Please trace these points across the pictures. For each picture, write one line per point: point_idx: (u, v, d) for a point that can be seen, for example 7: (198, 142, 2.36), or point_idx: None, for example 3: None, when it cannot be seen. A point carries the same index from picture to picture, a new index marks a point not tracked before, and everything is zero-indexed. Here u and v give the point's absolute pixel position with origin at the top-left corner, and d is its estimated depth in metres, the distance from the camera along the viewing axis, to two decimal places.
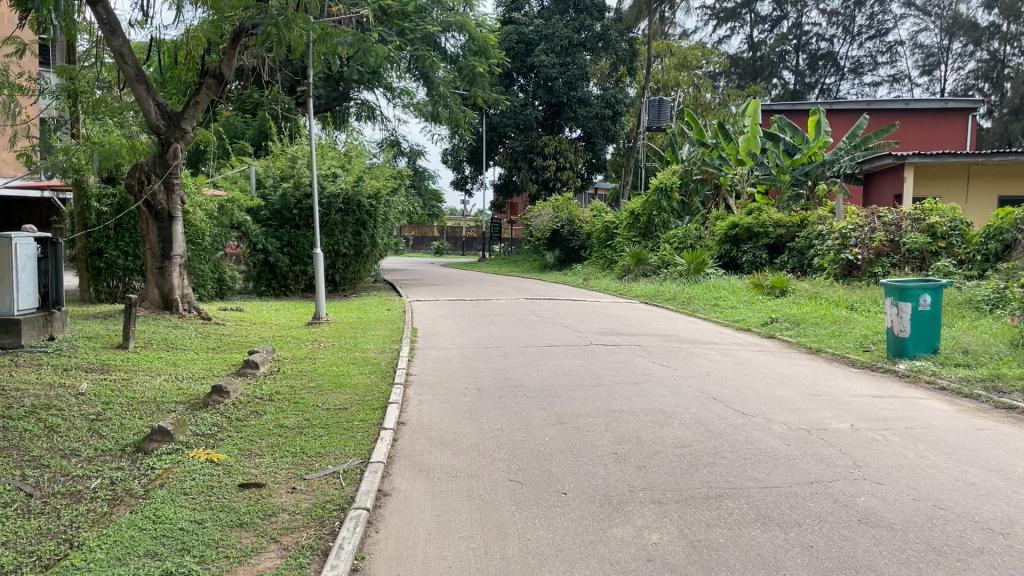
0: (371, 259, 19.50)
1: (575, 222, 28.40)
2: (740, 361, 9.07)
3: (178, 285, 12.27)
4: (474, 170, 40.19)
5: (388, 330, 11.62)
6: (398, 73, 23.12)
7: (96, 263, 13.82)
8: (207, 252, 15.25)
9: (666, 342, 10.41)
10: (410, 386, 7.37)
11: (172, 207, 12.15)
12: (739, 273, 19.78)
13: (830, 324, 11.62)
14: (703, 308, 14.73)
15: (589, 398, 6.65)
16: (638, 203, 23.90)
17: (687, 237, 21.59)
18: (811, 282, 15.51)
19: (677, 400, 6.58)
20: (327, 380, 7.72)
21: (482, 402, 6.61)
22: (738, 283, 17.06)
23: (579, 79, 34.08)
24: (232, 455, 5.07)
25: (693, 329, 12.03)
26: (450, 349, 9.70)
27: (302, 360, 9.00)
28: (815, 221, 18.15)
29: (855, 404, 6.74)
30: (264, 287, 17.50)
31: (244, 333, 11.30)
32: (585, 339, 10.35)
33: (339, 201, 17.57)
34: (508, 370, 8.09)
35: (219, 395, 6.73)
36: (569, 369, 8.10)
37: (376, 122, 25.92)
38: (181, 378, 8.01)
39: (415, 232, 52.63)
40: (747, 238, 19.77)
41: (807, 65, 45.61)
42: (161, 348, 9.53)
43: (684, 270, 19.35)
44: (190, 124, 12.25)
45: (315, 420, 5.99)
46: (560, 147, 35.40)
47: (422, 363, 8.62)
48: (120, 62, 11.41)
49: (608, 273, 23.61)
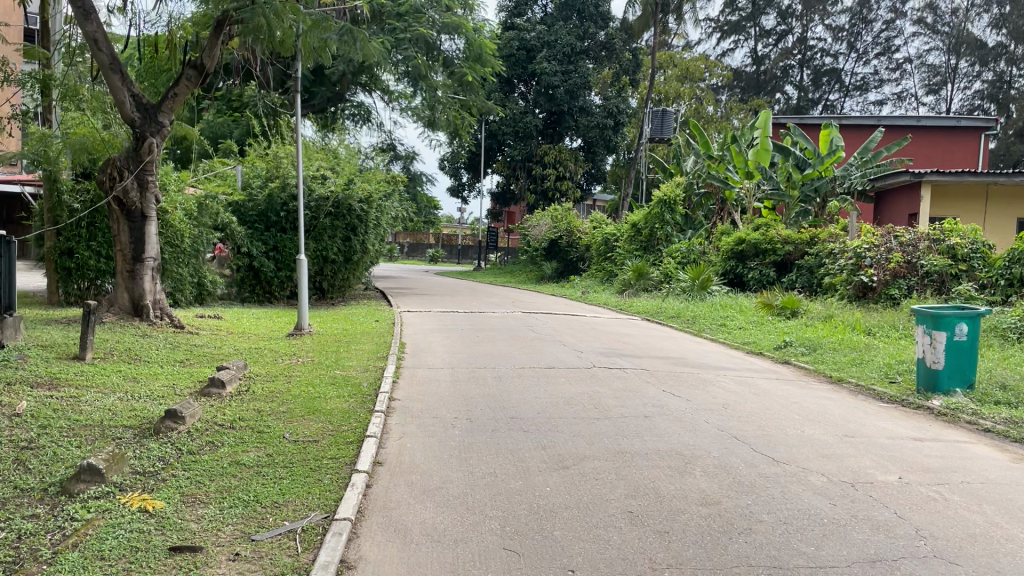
0: (361, 266, 18.66)
1: (573, 233, 27.72)
2: (757, 391, 8.26)
3: (150, 290, 11.42)
4: (471, 178, 39.47)
5: (375, 344, 10.80)
6: (395, 74, 22.39)
7: (65, 263, 12.95)
8: (187, 254, 14.47)
9: (675, 366, 9.59)
10: (393, 414, 6.53)
11: (146, 206, 11.32)
12: (745, 291, 18.99)
13: (849, 350, 10.81)
14: (709, 328, 13.95)
15: (595, 435, 5.83)
16: (640, 215, 23.20)
17: (690, 252, 20.83)
18: (824, 303, 14.73)
19: (696, 441, 5.76)
20: (299, 403, 6.89)
21: (474, 437, 5.79)
22: (745, 301, 16.29)
23: (581, 88, 33.45)
24: (172, 503, 4.23)
25: (701, 352, 11.23)
26: (440, 369, 8.86)
27: (276, 378, 8.17)
28: (826, 238, 17.43)
29: (898, 449, 5.94)
30: (248, 293, 16.66)
31: (219, 344, 10.45)
32: (588, 362, 9.53)
33: (328, 205, 16.82)
34: (503, 397, 7.27)
35: (173, 421, 5.89)
36: (570, 397, 7.28)
37: (372, 125, 25.14)
38: (137, 397, 7.14)
39: (410, 238, 51.99)
40: (754, 255, 19.03)
41: (811, 81, 45.02)
42: (123, 360, 8.65)
43: (688, 286, 18.57)
44: (168, 119, 11.44)
45: (278, 455, 5.16)
46: (560, 156, 34.66)
47: (408, 386, 7.79)
48: (94, 49, 10.69)
49: (607, 287, 22.83)
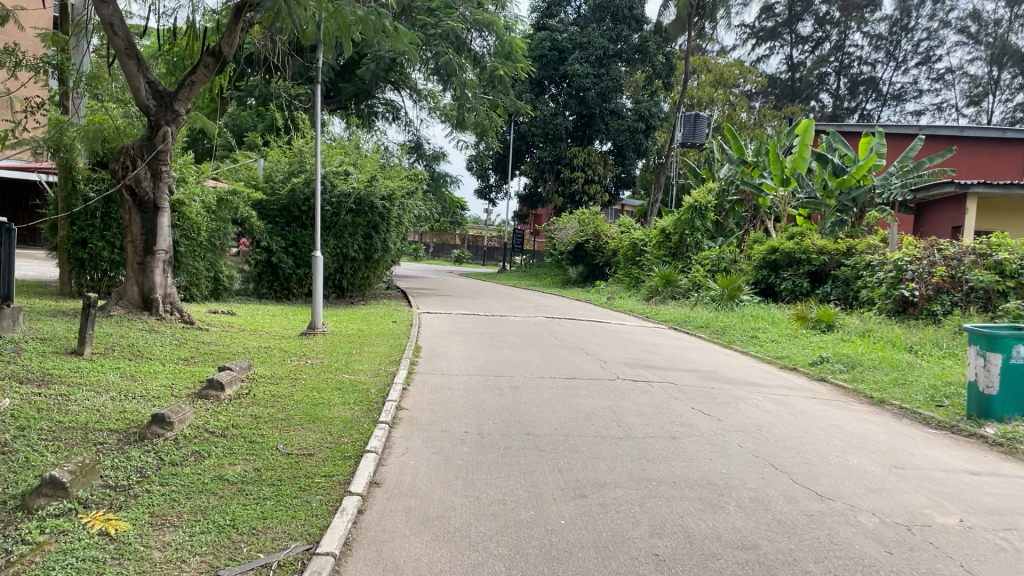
0: (382, 265, 18.29)
1: (600, 238, 27.11)
2: (793, 411, 7.67)
3: (161, 284, 11.05)
4: (499, 179, 38.99)
5: (389, 346, 10.34)
6: (423, 71, 21.98)
7: (78, 254, 12.63)
8: (202, 248, 14.19)
9: (704, 380, 9.02)
10: (399, 426, 6.04)
11: (159, 197, 10.94)
12: (777, 301, 18.33)
13: (890, 369, 10.16)
14: (740, 340, 13.34)
15: (617, 457, 5.31)
16: (670, 221, 22.61)
17: (721, 259, 20.16)
18: (862, 318, 14.03)
19: (729, 468, 5.21)
20: (300, 410, 6.43)
21: (484, 455, 5.29)
22: (778, 313, 15.63)
23: (612, 90, 32.83)
24: (139, 525, 3.77)
25: (733, 365, 10.65)
26: (454, 375, 8.39)
27: (280, 380, 7.72)
28: (864, 249, 16.73)
29: (953, 484, 5.35)
30: (265, 289, 16.29)
31: (228, 342, 10.02)
32: (611, 373, 8.99)
33: (350, 202, 16.40)
34: (519, 409, 6.76)
35: (160, 427, 5.45)
36: (591, 412, 6.75)
37: (400, 123, 24.76)
38: (130, 398, 6.71)
39: (435, 239, 51.65)
40: (788, 265, 18.37)
41: (848, 89, 44.02)
42: (123, 357, 8.25)
43: (718, 295, 17.92)
44: (184, 108, 11.02)
45: (266, 471, 4.69)
46: (590, 159, 33.96)
47: (418, 394, 7.30)
48: (110, 33, 10.33)
49: (633, 294, 22.22)
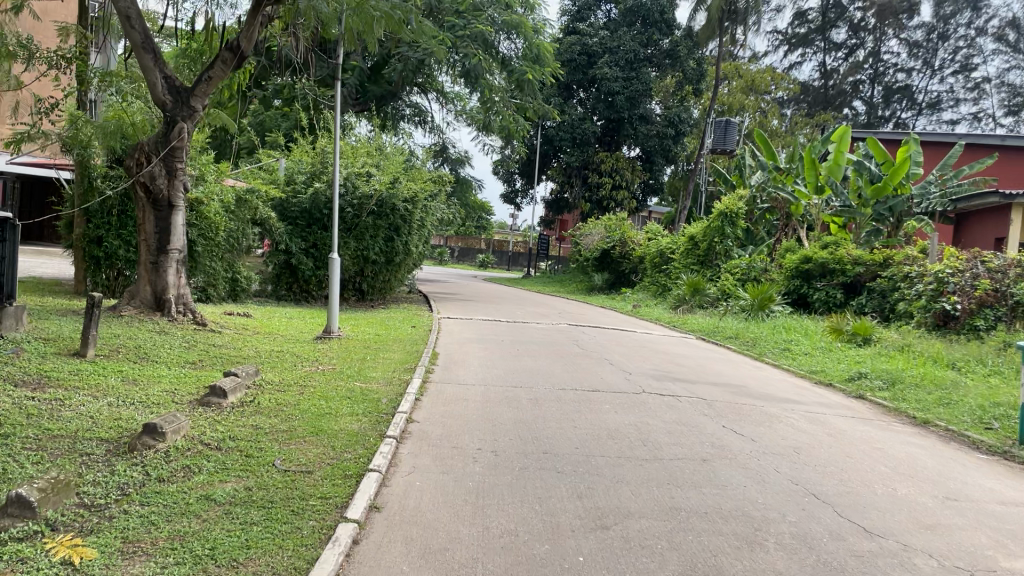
0: (404, 268, 17.97)
1: (626, 245, 26.60)
2: (832, 432, 7.16)
3: (174, 284, 10.77)
4: (525, 184, 38.60)
5: (405, 353, 9.95)
6: (450, 73, 21.62)
7: (94, 252, 12.42)
8: (220, 249, 13.95)
9: (735, 396, 8.51)
10: (407, 441, 5.63)
11: (174, 195, 10.66)
12: (810, 312, 17.73)
13: (933, 388, 9.57)
14: (771, 353, 12.80)
15: (641, 482, 4.86)
16: (699, 228, 22.05)
17: (751, 268, 19.58)
18: (900, 332, 13.40)
19: (766, 498, 4.73)
20: (304, 421, 6.05)
21: (498, 476, 4.87)
22: (812, 324, 15.05)
23: (642, 95, 32.31)
24: (108, 552, 3.39)
25: (765, 380, 10.13)
26: (471, 386, 7.97)
27: (288, 387, 7.36)
28: (902, 260, 16.11)
29: (1015, 521, 4.83)
30: (284, 291, 16.02)
31: (241, 345, 9.70)
32: (636, 386, 8.52)
33: (371, 203, 16.07)
34: (538, 424, 6.33)
35: (152, 438, 5.09)
36: (614, 429, 6.31)
37: (426, 126, 24.45)
38: (127, 404, 6.36)
39: (460, 243, 51.41)
40: (821, 275, 17.79)
41: (882, 96, 43.05)
42: (128, 360, 7.93)
43: (748, 305, 17.36)
44: (201, 103, 10.71)
45: (258, 491, 4.30)
46: (618, 165, 33.79)
47: (431, 405, 6.88)
48: (126, 26, 10.09)
49: (660, 302, 21.70)
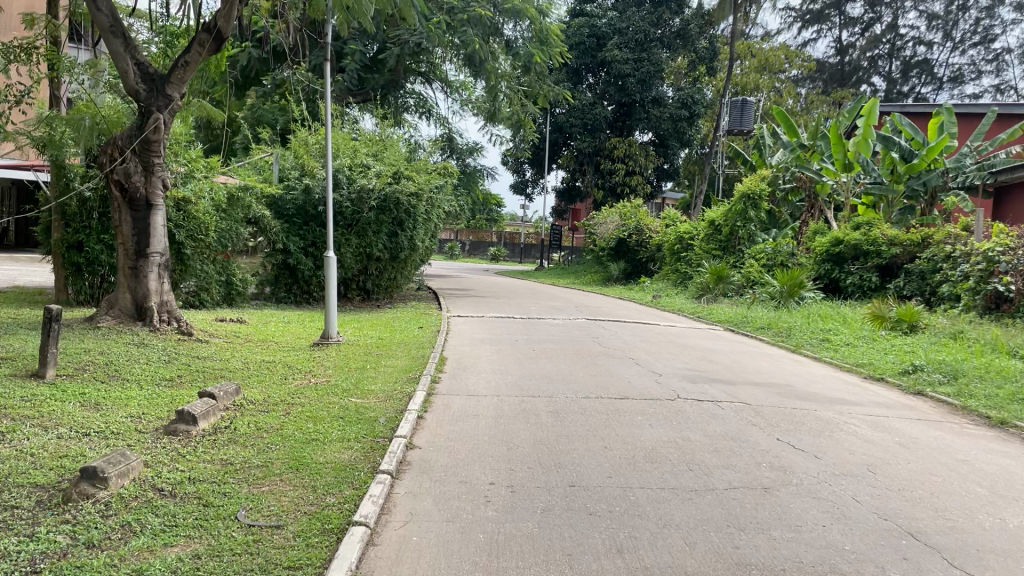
0: (410, 263, 17.13)
1: (643, 232, 25.56)
2: (903, 441, 6.15)
3: (157, 290, 9.86)
4: (536, 174, 37.52)
5: (410, 359, 9.01)
6: (451, 59, 20.56)
7: (74, 258, 11.57)
8: (212, 250, 13.08)
9: (782, 399, 7.51)
10: (405, 475, 4.66)
11: (152, 192, 9.73)
12: (842, 298, 16.66)
13: (1002, 381, 8.51)
14: (809, 344, 11.76)
15: (694, 528, 3.91)
16: (720, 212, 20.95)
17: (777, 253, 18.52)
18: (950, 317, 12.31)
19: (855, 546, 3.77)
20: (283, 453, 5.10)
21: (517, 523, 3.91)
22: (850, 311, 13.97)
23: (654, 77, 31.22)
24: None
25: (809, 377, 9.12)
26: (482, 398, 7.01)
27: (274, 407, 6.43)
28: (943, 239, 14.99)
29: None
30: (283, 293, 15.12)
31: (228, 357, 8.79)
32: (670, 391, 7.54)
33: (373, 199, 15.07)
34: (561, 446, 5.37)
35: (91, 485, 4.17)
36: (651, 450, 5.34)
37: (431, 117, 23.39)
38: (81, 436, 5.42)
39: (472, 236, 50.41)
40: (853, 257, 16.71)
41: (900, 72, 41.60)
42: (94, 380, 7.00)
43: (776, 292, 16.27)
44: (178, 91, 9.77)
45: (210, 563, 3.35)
46: (630, 150, 32.39)
47: (435, 426, 5.92)
48: (92, 8, 9.17)
49: (681, 291, 20.65)
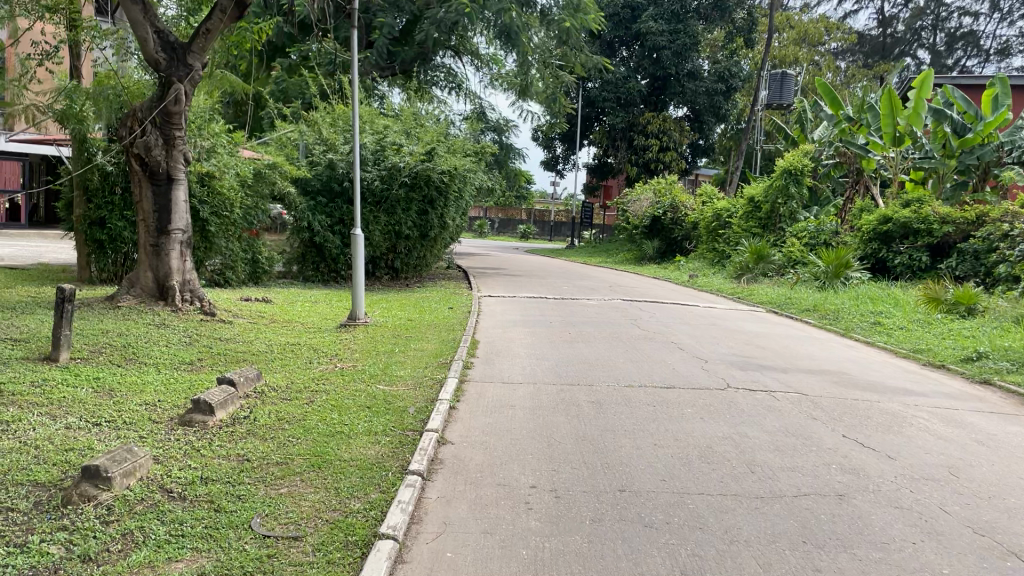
0: (440, 242, 16.73)
1: (678, 210, 24.86)
2: (981, 438, 5.60)
3: (179, 269, 9.53)
4: (567, 149, 36.81)
5: (441, 342, 8.59)
6: (481, 30, 19.94)
7: (96, 235, 11.26)
8: (236, 227, 12.73)
9: (841, 389, 6.98)
10: (437, 476, 4.23)
11: (174, 167, 9.37)
12: (889, 278, 15.95)
13: None
14: (860, 328, 11.15)
15: (766, 545, 3.43)
16: (759, 189, 20.20)
17: (820, 231, 17.81)
18: (1012, 299, 11.61)
19: (955, 570, 3.27)
20: (305, 448, 4.69)
21: (564, 536, 3.46)
22: (901, 293, 13.30)
23: (690, 49, 30.33)
24: None
25: (865, 363, 8.55)
26: (518, 386, 6.55)
27: (297, 395, 6.03)
28: (1000, 217, 14.23)
29: None
30: (311, 272, 14.77)
31: (251, 338, 8.43)
32: (719, 379, 7.04)
33: (404, 176, 14.61)
34: (607, 443, 4.90)
35: (93, 486, 3.77)
36: (707, 449, 4.85)
37: (461, 92, 22.82)
38: (90, 427, 5.04)
39: (501, 214, 49.85)
40: (902, 236, 15.99)
41: (945, 44, 40.13)
42: (109, 364, 6.65)
43: (821, 272, 15.60)
44: (199, 60, 9.35)
45: None
46: (665, 126, 31.56)
47: (469, 419, 5.48)
48: None
49: (719, 271, 19.97)
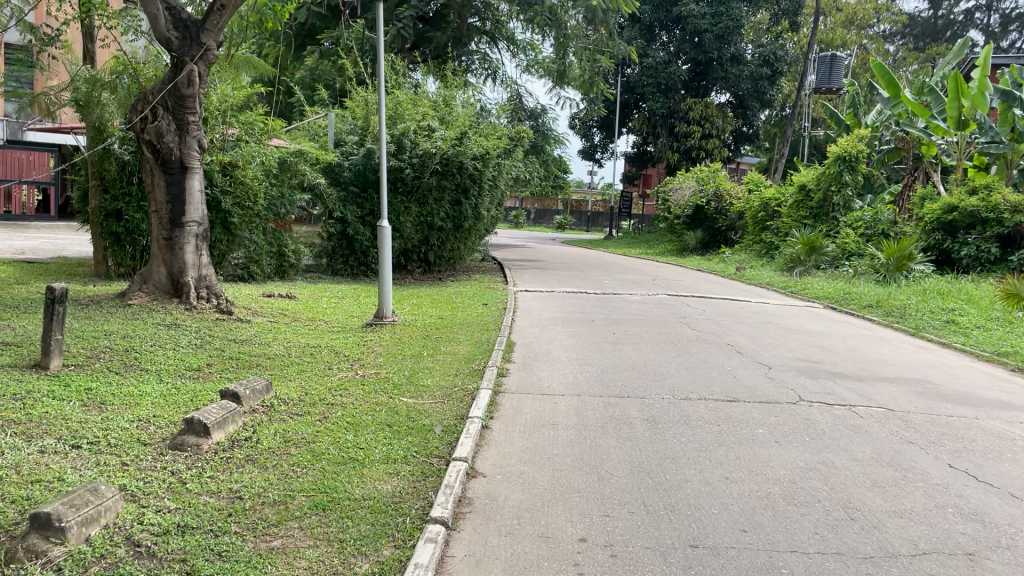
0: (473, 233, 15.99)
1: (723, 199, 23.77)
2: None
3: (194, 264, 8.88)
4: (605, 138, 35.77)
5: (473, 344, 7.82)
6: (516, 13, 19.08)
7: (112, 227, 10.70)
8: (260, 217, 12.11)
9: (928, 401, 6.09)
10: (465, 524, 3.48)
11: (188, 154, 8.70)
12: (954, 271, 14.86)
13: None
14: (931, 326, 10.19)
15: None
16: (811, 176, 19.09)
17: (877, 220, 16.75)
18: None
19: None
20: (310, 480, 3.95)
21: None
22: (972, 288, 12.25)
23: (733, 32, 29.12)
24: None
25: (946, 369, 7.62)
26: (560, 400, 5.75)
27: (310, 409, 5.31)
28: None
29: None
30: (340, 265, 14.14)
31: (268, 339, 7.75)
32: (788, 389, 6.19)
33: (435, 162, 13.85)
34: (669, 476, 4.10)
35: (44, 539, 3.04)
36: (789, 485, 4.02)
37: (496, 78, 21.96)
38: (67, 452, 4.34)
39: (537, 205, 48.97)
40: (969, 225, 14.87)
41: (1000, 25, 38.32)
42: (106, 372, 5.98)
43: (880, 265, 14.53)
44: (215, 39, 8.67)
45: None
46: (707, 112, 30.37)
47: (506, 442, 4.71)
48: None
49: (767, 263, 18.97)
